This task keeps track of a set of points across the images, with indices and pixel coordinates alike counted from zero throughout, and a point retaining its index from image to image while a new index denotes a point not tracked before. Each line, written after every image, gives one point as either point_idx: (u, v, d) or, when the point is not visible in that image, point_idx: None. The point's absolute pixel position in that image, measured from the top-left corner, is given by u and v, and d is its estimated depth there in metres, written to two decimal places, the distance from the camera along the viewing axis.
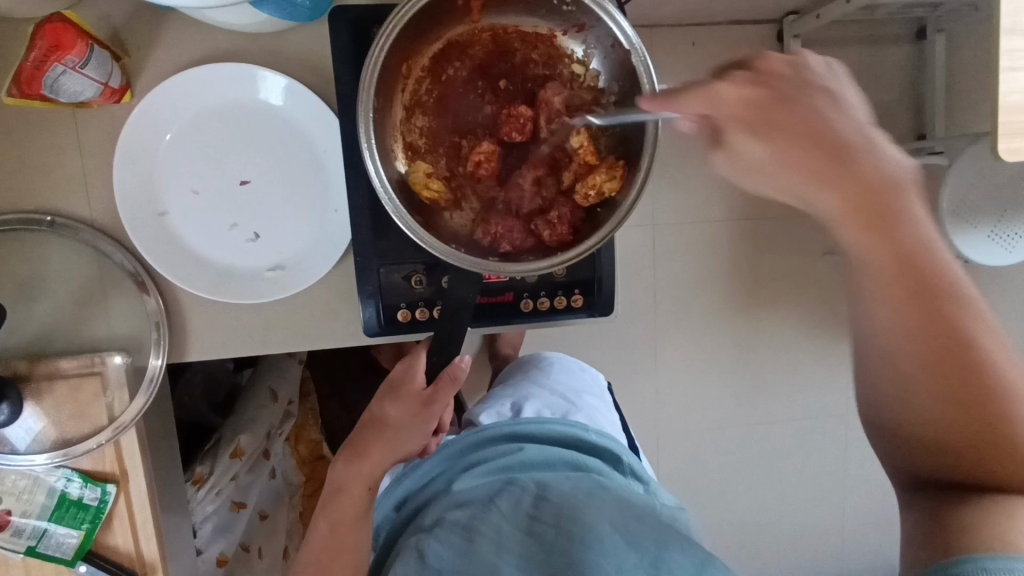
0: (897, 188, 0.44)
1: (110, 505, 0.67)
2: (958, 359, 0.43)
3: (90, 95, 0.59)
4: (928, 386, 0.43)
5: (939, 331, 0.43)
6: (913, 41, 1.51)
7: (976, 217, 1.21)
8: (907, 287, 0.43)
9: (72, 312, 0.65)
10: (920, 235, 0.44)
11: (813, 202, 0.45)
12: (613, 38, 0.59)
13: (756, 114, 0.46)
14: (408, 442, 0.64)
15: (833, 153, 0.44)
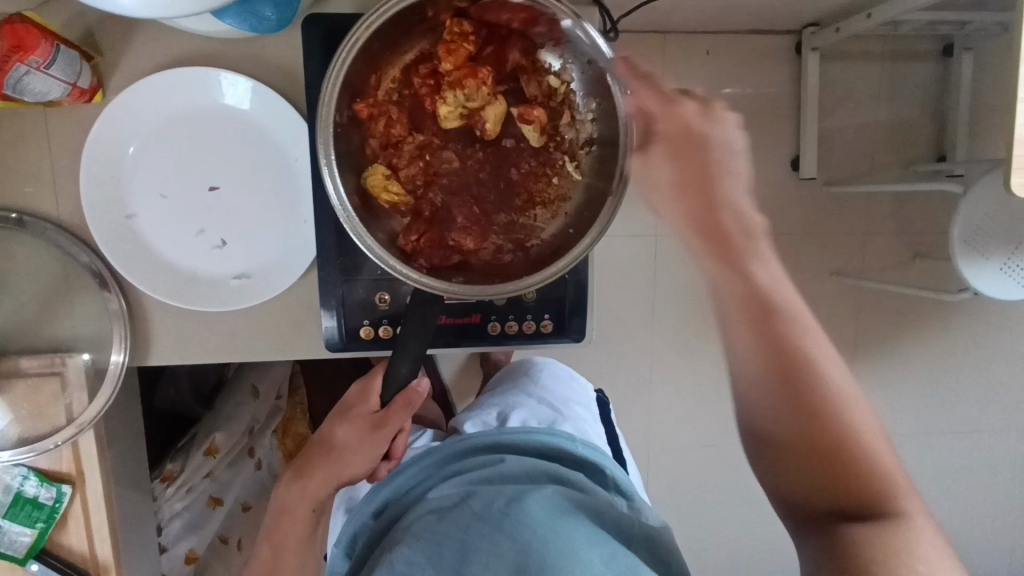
0: (750, 234, 0.53)
1: (65, 505, 0.67)
2: (802, 373, 0.50)
3: (57, 95, 0.58)
4: (768, 397, 0.50)
5: (777, 354, 0.50)
6: (940, 58, 1.45)
7: (988, 249, 1.16)
8: (754, 316, 0.51)
9: (36, 310, 0.64)
10: (763, 275, 0.52)
11: (692, 241, 0.53)
12: (587, 55, 0.58)
13: (672, 151, 0.54)
14: (353, 464, 0.67)
15: (699, 197, 0.53)
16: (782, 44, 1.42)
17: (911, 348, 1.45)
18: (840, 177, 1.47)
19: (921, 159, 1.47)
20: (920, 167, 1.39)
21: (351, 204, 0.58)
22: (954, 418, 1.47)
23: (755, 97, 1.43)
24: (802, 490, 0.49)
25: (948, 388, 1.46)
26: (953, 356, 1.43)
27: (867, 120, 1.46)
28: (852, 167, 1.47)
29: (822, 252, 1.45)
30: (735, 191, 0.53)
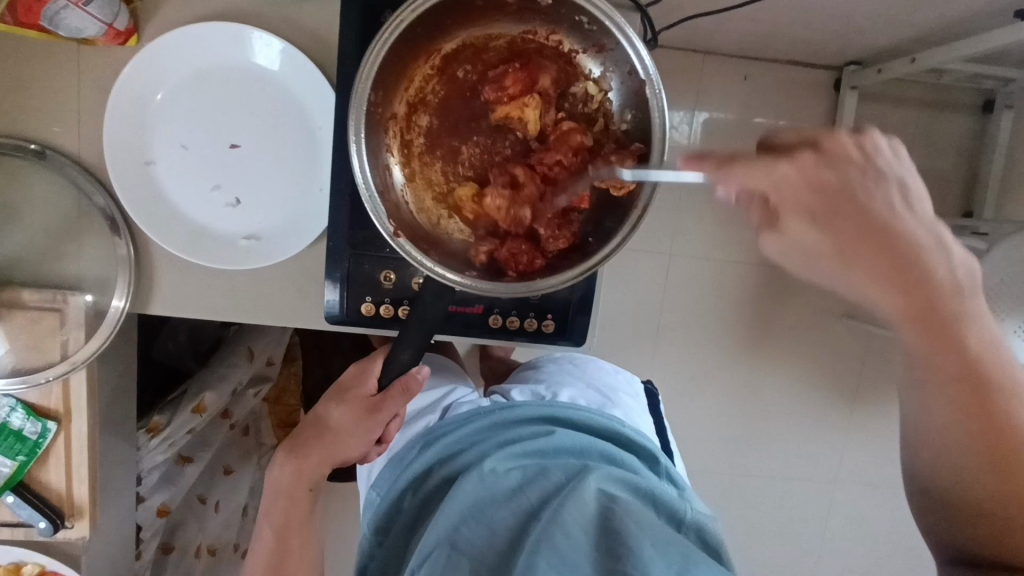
0: (925, 252, 0.40)
1: (48, 442, 0.67)
2: (1004, 430, 0.39)
3: (92, 33, 0.58)
4: (980, 481, 0.41)
5: (991, 429, 0.40)
6: (979, 113, 1.44)
7: (1003, 309, 1.14)
8: (956, 362, 0.40)
9: (45, 245, 0.65)
10: (971, 329, 0.39)
11: (890, 292, 0.40)
12: (630, 65, 0.56)
13: (823, 201, 0.42)
14: (346, 446, 0.66)
15: (886, 241, 0.40)
16: (822, 79, 1.42)
17: None
18: None
19: (948, 212, 1.46)
20: (945, 220, 1.38)
21: (375, 185, 0.58)
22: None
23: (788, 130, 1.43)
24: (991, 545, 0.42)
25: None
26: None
27: None
28: None
29: None
30: (911, 224, 0.40)
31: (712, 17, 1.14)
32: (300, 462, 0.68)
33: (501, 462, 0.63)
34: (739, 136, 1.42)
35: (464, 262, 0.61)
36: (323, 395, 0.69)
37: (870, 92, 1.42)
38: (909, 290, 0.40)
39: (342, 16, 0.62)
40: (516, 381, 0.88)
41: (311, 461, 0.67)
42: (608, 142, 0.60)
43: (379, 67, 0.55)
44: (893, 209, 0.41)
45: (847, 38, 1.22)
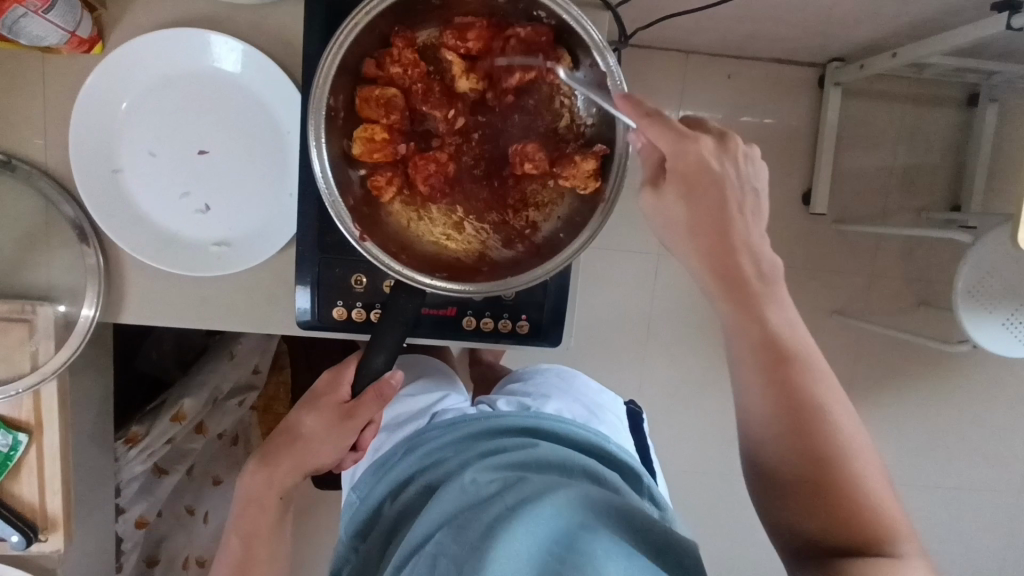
0: (749, 251, 0.52)
1: (19, 454, 0.66)
2: (811, 414, 0.49)
3: (54, 42, 0.58)
4: (783, 448, 0.49)
5: (787, 396, 0.49)
6: (964, 107, 1.44)
7: (991, 302, 1.14)
8: (773, 359, 0.50)
9: (14, 256, 0.65)
10: (778, 320, 0.51)
11: (705, 276, 0.53)
12: (588, 56, 0.57)
13: (696, 178, 0.51)
14: (319, 453, 0.65)
15: (722, 232, 0.52)
16: (805, 76, 1.42)
17: (908, 397, 1.44)
18: (852, 216, 1.46)
19: (936, 206, 1.46)
20: (932, 215, 1.38)
21: (339, 187, 0.58)
22: (942, 471, 1.46)
23: (773, 128, 1.43)
24: (809, 521, 0.47)
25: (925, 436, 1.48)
26: (946, 408, 1.42)
27: (885, 161, 1.45)
28: (863, 209, 1.46)
29: (822, 291, 1.45)
30: (757, 235, 0.52)
31: (691, 16, 1.14)
32: (274, 470, 0.67)
33: (482, 470, 0.63)
34: (724, 136, 1.42)
35: (434, 263, 0.62)
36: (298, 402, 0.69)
37: (853, 88, 1.43)
38: (724, 276, 0.52)
39: (306, 21, 0.62)
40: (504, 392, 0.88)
41: (284, 468, 0.67)
42: (573, 138, 0.61)
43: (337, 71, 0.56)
44: (753, 228, 0.52)
45: (828, 34, 1.22)
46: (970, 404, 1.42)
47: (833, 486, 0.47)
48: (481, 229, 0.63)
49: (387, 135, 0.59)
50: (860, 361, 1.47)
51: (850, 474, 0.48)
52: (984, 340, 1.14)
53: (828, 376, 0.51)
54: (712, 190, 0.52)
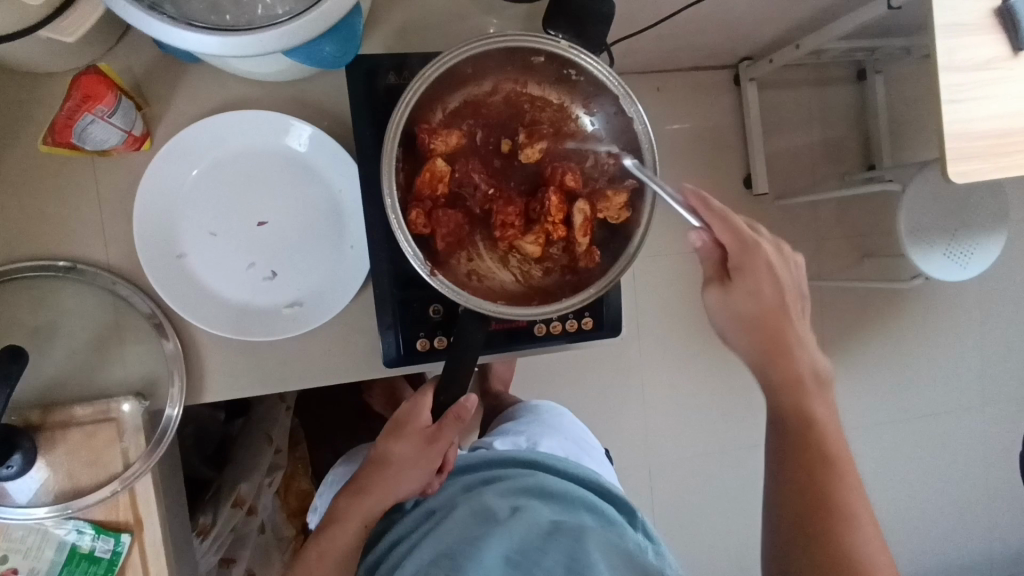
0: (791, 336, 0.61)
1: (123, 557, 0.65)
2: (818, 501, 0.57)
3: (114, 143, 0.61)
4: (802, 531, 0.56)
5: (815, 487, 0.57)
6: (855, 82, 1.66)
7: (931, 237, 1.30)
8: (800, 449, 0.59)
9: (87, 358, 0.64)
10: (824, 419, 0.60)
11: (749, 356, 0.62)
12: (615, 105, 0.65)
13: (745, 282, 0.60)
14: (412, 477, 0.70)
15: (771, 330, 0.60)
16: (724, 77, 1.60)
17: (867, 339, 1.66)
18: (790, 190, 1.64)
19: (855, 168, 1.67)
20: (856, 176, 1.57)
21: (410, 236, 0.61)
22: (904, 398, 1.70)
23: (706, 127, 1.60)
24: None
25: (892, 369, 1.68)
26: (895, 341, 1.66)
27: (805, 138, 1.64)
28: (797, 183, 1.64)
29: None
30: (815, 358, 0.61)
31: (628, 39, 1.29)
32: (366, 503, 0.71)
33: (494, 498, 0.78)
34: (666, 144, 1.58)
35: (492, 294, 0.66)
36: (381, 430, 0.72)
37: (766, 80, 1.61)
38: (777, 367, 0.61)
39: (348, 84, 0.66)
40: (498, 430, 0.97)
41: (376, 495, 0.71)
42: (599, 175, 0.67)
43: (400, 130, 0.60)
44: (803, 337, 0.61)
45: (740, 37, 1.40)
46: (911, 335, 1.67)
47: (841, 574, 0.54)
48: (524, 262, 0.68)
49: (446, 185, 0.64)
50: (826, 316, 1.64)
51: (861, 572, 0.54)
52: (933, 270, 1.30)
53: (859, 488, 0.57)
54: (774, 300, 0.60)
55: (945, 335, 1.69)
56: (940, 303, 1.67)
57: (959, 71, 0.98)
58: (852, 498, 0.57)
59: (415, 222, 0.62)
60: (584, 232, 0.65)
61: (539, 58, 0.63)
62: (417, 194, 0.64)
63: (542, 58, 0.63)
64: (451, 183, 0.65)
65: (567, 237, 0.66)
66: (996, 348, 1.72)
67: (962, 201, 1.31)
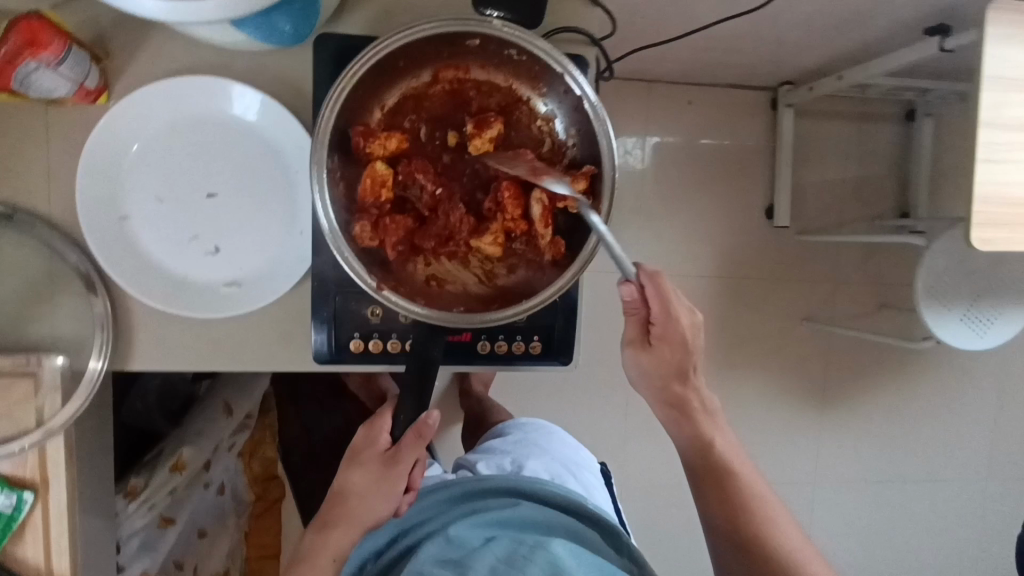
0: (689, 363, 0.70)
1: (25, 514, 0.63)
2: (738, 513, 0.69)
3: (63, 93, 0.58)
4: (731, 542, 0.69)
5: (734, 505, 0.70)
6: (903, 122, 1.56)
7: (950, 299, 1.22)
8: (711, 469, 0.71)
9: (15, 308, 0.63)
10: (716, 429, 0.73)
11: (656, 391, 0.72)
12: (566, 85, 0.62)
13: (658, 322, 0.66)
14: (378, 506, 0.66)
15: (674, 365, 0.69)
16: (761, 99, 1.52)
17: (871, 393, 1.57)
18: (814, 226, 1.56)
19: (887, 213, 1.57)
20: (885, 222, 1.48)
21: (350, 242, 0.60)
22: (902, 459, 1.61)
23: (734, 148, 1.52)
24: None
25: (894, 428, 1.60)
26: (902, 399, 1.58)
27: (839, 174, 1.56)
28: (824, 220, 1.56)
29: (791, 300, 1.55)
30: (700, 365, 0.71)
31: (656, 46, 1.23)
32: (336, 536, 0.68)
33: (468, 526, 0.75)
34: (689, 162, 1.51)
35: (452, 301, 0.63)
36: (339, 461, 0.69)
37: (805, 108, 1.53)
38: (675, 395, 0.71)
39: (315, 67, 0.64)
40: (482, 451, 0.96)
41: (347, 528, 0.68)
42: (559, 160, 0.65)
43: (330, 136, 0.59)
44: (694, 350, 0.70)
45: (780, 59, 1.32)
46: (921, 396, 1.58)
47: (768, 571, 0.67)
48: (486, 262, 0.64)
49: (390, 189, 0.61)
50: (832, 362, 1.56)
51: (785, 561, 0.67)
52: (946, 335, 1.22)
53: (757, 483, 0.71)
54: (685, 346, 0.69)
55: (958, 401, 1.59)
56: (958, 367, 1.58)
57: (1002, 129, 0.90)
58: (758, 503, 0.70)
59: (360, 234, 0.61)
60: (546, 223, 0.61)
61: (473, 42, 0.61)
62: (361, 203, 0.62)
63: (477, 41, 0.61)
64: (396, 187, 0.62)
65: (528, 231, 0.63)
66: (1010, 424, 1.62)
67: (990, 267, 1.23)
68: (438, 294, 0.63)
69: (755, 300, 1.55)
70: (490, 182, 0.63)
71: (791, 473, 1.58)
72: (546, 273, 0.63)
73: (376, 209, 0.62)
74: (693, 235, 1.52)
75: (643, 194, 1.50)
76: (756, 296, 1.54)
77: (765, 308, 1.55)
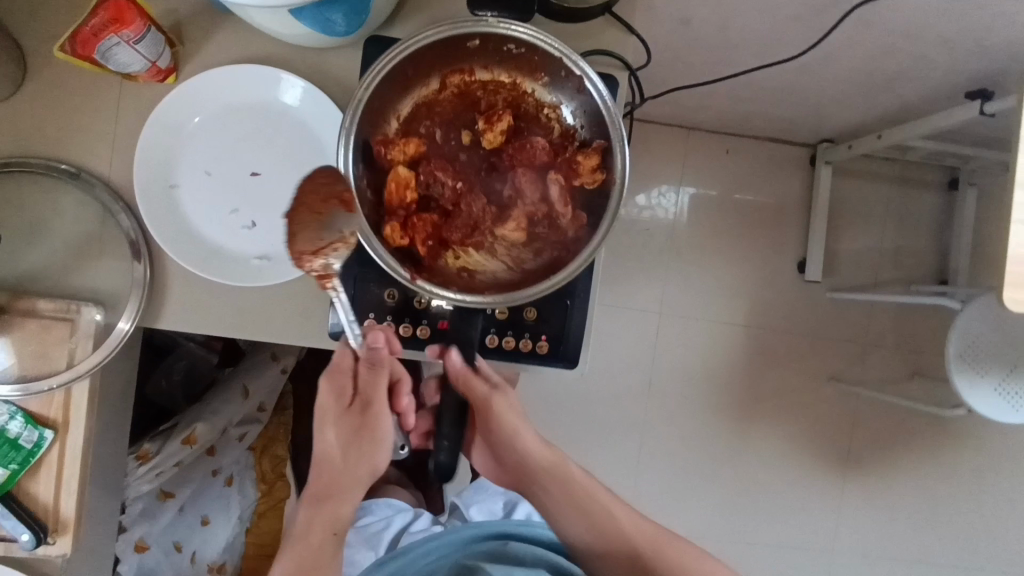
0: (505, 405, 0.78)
1: (43, 451, 0.66)
2: (564, 495, 0.84)
3: (137, 69, 0.65)
4: (568, 518, 0.84)
5: (559, 494, 0.84)
6: (945, 189, 1.54)
7: (984, 367, 1.18)
8: (540, 473, 0.84)
9: (64, 260, 0.68)
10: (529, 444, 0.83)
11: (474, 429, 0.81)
12: (564, 70, 0.65)
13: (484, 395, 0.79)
14: (376, 455, 0.76)
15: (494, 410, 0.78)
16: (799, 155, 1.53)
17: (898, 465, 1.51)
18: (847, 285, 1.53)
19: (925, 280, 1.54)
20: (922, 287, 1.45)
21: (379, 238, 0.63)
22: (931, 540, 1.52)
23: (768, 201, 1.53)
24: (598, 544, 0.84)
25: (921, 506, 1.52)
26: (931, 476, 1.50)
27: (875, 235, 1.54)
28: (857, 280, 1.53)
29: (817, 358, 1.52)
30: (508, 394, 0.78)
31: (693, 91, 1.27)
32: (336, 505, 0.79)
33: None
34: (722, 210, 1.52)
35: (481, 288, 0.65)
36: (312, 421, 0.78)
37: (843, 168, 1.53)
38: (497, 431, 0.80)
39: (365, 65, 0.69)
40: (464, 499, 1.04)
41: (347, 490, 0.79)
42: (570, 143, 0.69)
43: (357, 145, 0.63)
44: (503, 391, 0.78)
45: (818, 115, 1.34)
46: (953, 474, 1.51)
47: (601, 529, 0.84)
48: (511, 247, 0.67)
49: (413, 191, 0.65)
50: (857, 427, 1.51)
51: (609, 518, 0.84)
52: (977, 404, 1.17)
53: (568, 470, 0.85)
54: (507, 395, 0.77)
55: (993, 484, 1.51)
56: (993, 448, 1.50)
57: None
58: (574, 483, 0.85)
59: (391, 235, 0.64)
60: (565, 203, 0.65)
61: (473, 42, 0.65)
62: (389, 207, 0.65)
63: (476, 42, 0.65)
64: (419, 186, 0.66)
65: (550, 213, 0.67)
66: None
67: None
68: (468, 284, 0.65)
69: (778, 353, 1.52)
70: (508, 174, 0.68)
71: (809, 541, 1.51)
72: (571, 249, 0.65)
73: (407, 206, 0.65)
74: (721, 283, 1.52)
75: (672, 236, 1.51)
76: (782, 350, 1.52)
77: (789, 363, 1.52)
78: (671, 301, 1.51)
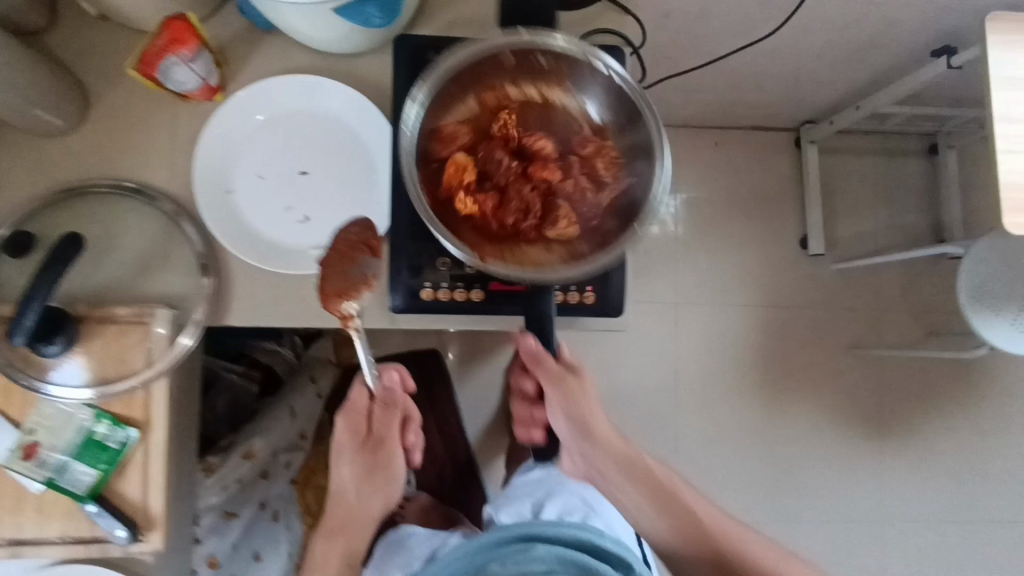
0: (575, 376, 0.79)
1: (129, 450, 0.69)
2: (647, 481, 0.83)
3: (190, 87, 0.72)
4: (644, 504, 0.82)
5: (639, 480, 0.82)
6: (926, 155, 1.63)
7: (997, 304, 1.22)
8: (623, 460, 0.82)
9: (133, 272, 0.73)
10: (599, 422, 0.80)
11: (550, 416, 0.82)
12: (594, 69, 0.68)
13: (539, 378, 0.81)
14: (387, 487, 0.83)
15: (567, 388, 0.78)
16: (784, 139, 1.62)
17: (929, 422, 1.53)
18: (850, 254, 1.59)
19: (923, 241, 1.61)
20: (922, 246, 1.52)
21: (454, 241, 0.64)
22: (976, 493, 1.53)
23: (762, 184, 1.60)
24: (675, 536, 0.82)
25: (961, 461, 1.53)
26: (963, 429, 1.53)
27: (868, 205, 1.61)
28: (858, 249, 1.60)
29: (834, 328, 1.56)
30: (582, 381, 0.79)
31: (679, 85, 1.36)
32: (349, 538, 0.86)
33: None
34: (721, 197, 1.59)
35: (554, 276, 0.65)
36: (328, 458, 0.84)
37: (829, 146, 1.61)
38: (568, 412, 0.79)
39: (395, 61, 0.75)
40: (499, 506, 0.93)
41: (364, 522, 0.86)
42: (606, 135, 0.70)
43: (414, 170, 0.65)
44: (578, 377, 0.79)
45: (798, 96, 1.43)
46: (985, 424, 1.54)
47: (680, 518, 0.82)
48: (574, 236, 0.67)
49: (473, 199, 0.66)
50: (884, 390, 1.54)
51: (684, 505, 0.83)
52: (996, 339, 1.22)
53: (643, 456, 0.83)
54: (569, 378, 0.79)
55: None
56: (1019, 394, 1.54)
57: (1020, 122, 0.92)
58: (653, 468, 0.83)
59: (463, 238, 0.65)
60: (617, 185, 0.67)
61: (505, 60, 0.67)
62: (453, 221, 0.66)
63: (508, 54, 0.67)
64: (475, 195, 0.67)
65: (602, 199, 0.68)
66: None
67: None
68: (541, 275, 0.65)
69: (795, 328, 1.56)
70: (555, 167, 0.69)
71: (857, 509, 1.52)
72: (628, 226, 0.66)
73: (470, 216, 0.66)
74: (730, 266, 1.57)
75: (677, 228, 1.57)
76: (799, 323, 1.56)
77: (807, 335, 1.56)
78: (685, 290, 1.56)
